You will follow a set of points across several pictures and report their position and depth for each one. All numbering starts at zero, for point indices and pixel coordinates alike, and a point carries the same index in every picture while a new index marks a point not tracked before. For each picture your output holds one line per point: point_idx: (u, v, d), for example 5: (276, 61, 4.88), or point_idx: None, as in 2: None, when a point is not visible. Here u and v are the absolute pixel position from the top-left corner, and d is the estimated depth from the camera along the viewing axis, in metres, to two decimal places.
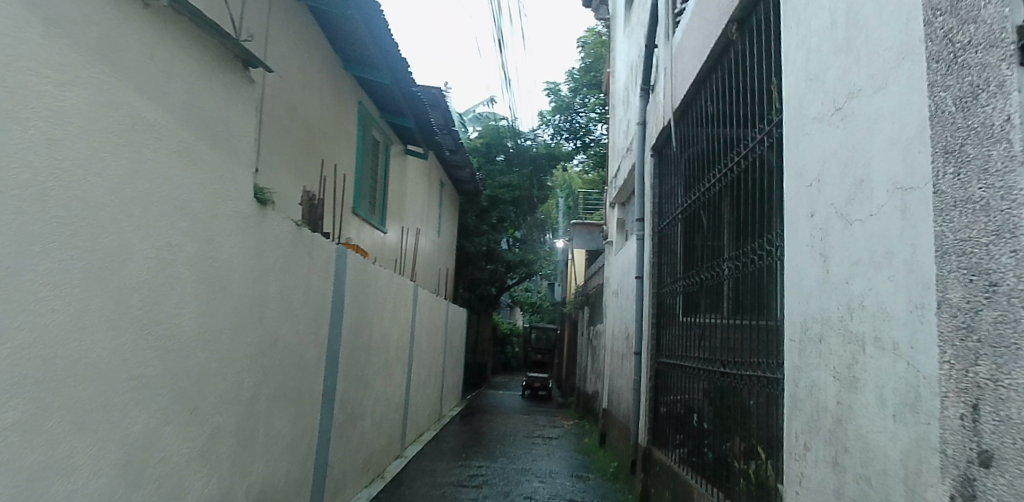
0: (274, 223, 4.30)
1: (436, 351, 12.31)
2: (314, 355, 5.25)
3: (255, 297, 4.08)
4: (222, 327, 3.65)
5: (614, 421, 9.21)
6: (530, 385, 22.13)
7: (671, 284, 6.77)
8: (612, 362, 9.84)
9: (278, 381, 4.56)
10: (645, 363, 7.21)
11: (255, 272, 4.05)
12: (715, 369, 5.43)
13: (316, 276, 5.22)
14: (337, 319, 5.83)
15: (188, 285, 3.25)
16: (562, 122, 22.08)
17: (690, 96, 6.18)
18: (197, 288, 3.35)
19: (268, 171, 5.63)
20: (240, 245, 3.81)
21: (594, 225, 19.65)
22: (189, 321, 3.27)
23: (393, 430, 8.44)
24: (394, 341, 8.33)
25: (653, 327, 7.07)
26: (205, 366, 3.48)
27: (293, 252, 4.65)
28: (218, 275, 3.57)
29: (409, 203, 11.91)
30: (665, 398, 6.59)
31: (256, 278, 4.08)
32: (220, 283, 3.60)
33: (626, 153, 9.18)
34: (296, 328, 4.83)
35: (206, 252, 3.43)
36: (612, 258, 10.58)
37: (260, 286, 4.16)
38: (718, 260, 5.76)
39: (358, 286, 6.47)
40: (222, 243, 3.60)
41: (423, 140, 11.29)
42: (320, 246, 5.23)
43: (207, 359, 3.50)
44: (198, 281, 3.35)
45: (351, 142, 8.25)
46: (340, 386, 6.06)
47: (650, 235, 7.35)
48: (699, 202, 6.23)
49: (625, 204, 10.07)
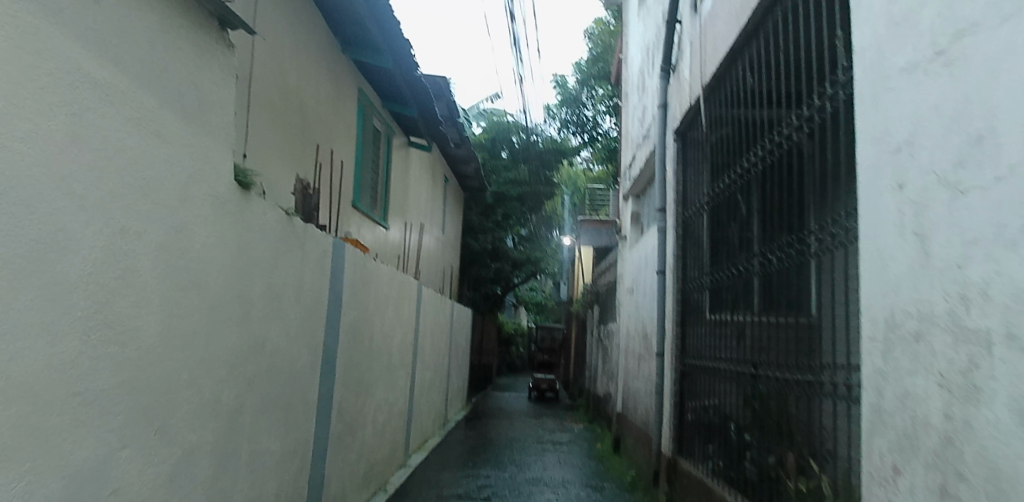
0: (260, 211, 3.77)
1: (441, 353, 11.80)
2: (307, 360, 4.73)
3: (236, 295, 3.56)
4: (195, 331, 3.13)
5: (630, 427, 8.68)
6: (537, 386, 21.61)
7: (697, 279, 6.25)
8: (626, 364, 9.33)
9: (266, 390, 4.05)
10: (667, 364, 6.69)
11: (237, 267, 3.53)
12: (751, 370, 4.93)
13: (312, 271, 4.71)
14: (335, 321, 5.31)
15: (153, 281, 2.74)
16: (569, 115, 21.56)
17: (719, 74, 5.67)
18: (164, 285, 2.83)
19: (256, 156, 5.11)
20: (216, 234, 3.28)
21: (604, 222, 18.96)
22: (153, 323, 2.76)
23: (396, 437, 7.93)
24: (398, 343, 7.82)
25: (676, 326, 6.55)
26: (176, 376, 2.97)
27: (283, 245, 4.14)
28: (190, 269, 3.06)
29: (412, 197, 11.38)
30: (692, 403, 6.06)
31: (238, 274, 3.56)
32: (193, 278, 3.09)
33: (642, 140, 8.66)
34: (287, 330, 4.32)
35: (174, 242, 2.91)
36: (626, 253, 10.07)
37: (243, 282, 3.64)
38: (752, 252, 5.25)
39: (357, 284, 5.96)
40: (195, 232, 3.08)
41: (427, 131, 10.76)
42: (315, 239, 4.71)
43: (177, 369, 2.98)
44: (164, 276, 2.83)
45: (351, 130, 7.73)
46: (338, 394, 5.55)
47: (673, 226, 6.83)
48: (728, 189, 5.71)
49: (641, 196, 9.54)
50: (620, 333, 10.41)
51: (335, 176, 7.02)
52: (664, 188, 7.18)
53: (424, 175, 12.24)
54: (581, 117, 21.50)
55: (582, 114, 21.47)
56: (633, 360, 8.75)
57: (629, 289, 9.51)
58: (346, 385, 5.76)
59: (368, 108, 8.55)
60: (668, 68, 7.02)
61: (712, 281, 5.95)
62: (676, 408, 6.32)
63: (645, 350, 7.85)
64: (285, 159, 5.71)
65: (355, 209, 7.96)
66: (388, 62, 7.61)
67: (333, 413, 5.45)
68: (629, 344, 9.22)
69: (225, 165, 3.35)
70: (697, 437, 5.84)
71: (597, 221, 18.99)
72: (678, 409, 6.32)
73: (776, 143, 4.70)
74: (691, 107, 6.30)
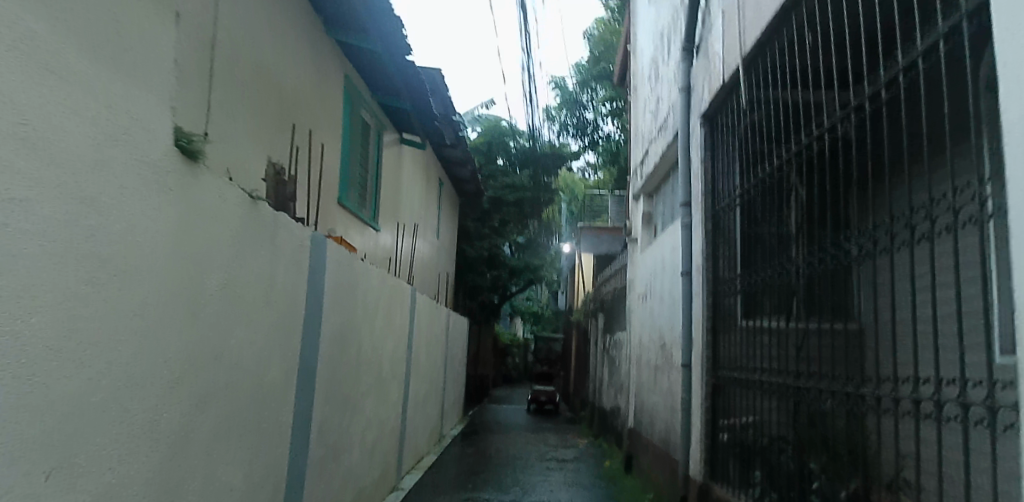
0: (214, 189, 3.00)
1: (436, 364, 11.01)
2: (278, 374, 3.94)
3: (180, 295, 2.78)
4: (120, 339, 2.36)
5: (646, 445, 7.91)
6: (536, 399, 20.85)
7: (730, 282, 5.50)
8: (640, 376, 8.56)
9: (224, 412, 3.27)
10: (695, 377, 5.91)
11: (181, 258, 2.76)
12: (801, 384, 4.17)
13: (285, 269, 3.92)
14: (314, 329, 4.51)
15: (53, 269, 1.98)
16: (569, 118, 20.86)
17: (759, 47, 4.95)
18: (69, 275, 2.06)
19: (217, 137, 4.33)
20: (151, 214, 2.52)
21: (603, 228, 18.26)
22: (53, 327, 1.99)
23: (386, 461, 7.09)
24: (389, 355, 7.04)
25: (706, 334, 5.77)
26: (88, 401, 2.18)
27: (248, 234, 3.36)
28: (112, 257, 2.29)
29: (405, 198, 10.61)
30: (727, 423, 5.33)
31: (184, 266, 2.80)
32: (117, 268, 2.33)
33: (656, 133, 7.99)
34: (251, 339, 3.53)
35: (88, 220, 2.15)
36: (637, 257, 9.33)
37: (191, 278, 2.86)
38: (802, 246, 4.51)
39: (343, 286, 5.19)
40: (118, 208, 2.32)
41: (421, 126, 10.01)
42: (289, 229, 3.93)
43: (90, 388, 2.21)
44: (71, 262, 2.07)
45: (336, 118, 6.97)
46: (320, 413, 4.76)
47: (701, 220, 6.07)
48: (767, 179, 4.99)
49: (654, 195, 8.82)
50: (629, 342, 9.68)
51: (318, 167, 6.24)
52: (690, 180, 6.44)
53: (419, 176, 11.50)
54: (581, 120, 20.78)
55: (584, 117, 20.74)
56: (648, 373, 8.00)
57: (642, 295, 8.78)
58: (328, 403, 4.95)
59: (356, 98, 7.80)
60: (691, 48, 6.31)
61: (749, 281, 5.20)
62: (707, 427, 5.55)
63: (665, 362, 7.09)
64: (256, 143, 4.93)
65: (342, 206, 7.19)
66: (377, 45, 6.85)
67: (312, 438, 4.63)
68: (642, 355, 8.48)
69: (164, 127, 2.57)
70: (734, 461, 5.10)
71: (598, 228, 18.32)
72: (710, 428, 5.55)
73: (834, 124, 3.99)
74: (722, 87, 5.56)
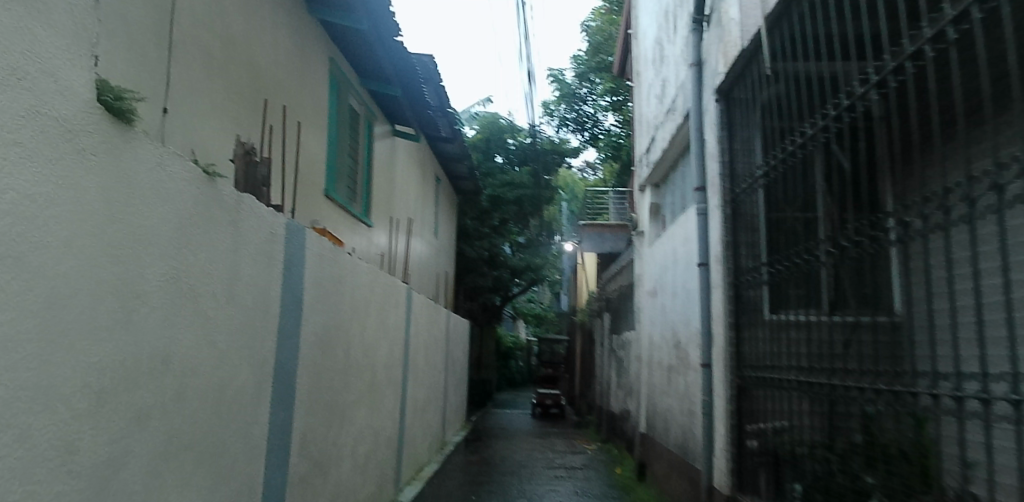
0: (153, 160, 2.49)
1: (436, 368, 10.50)
2: (249, 380, 3.43)
3: (116, 283, 2.28)
4: (44, 334, 1.88)
5: (660, 450, 7.38)
6: (541, 403, 20.33)
7: (752, 273, 4.96)
8: (651, 377, 8.04)
9: (181, 426, 2.75)
10: (717, 379, 5.37)
11: (114, 238, 2.25)
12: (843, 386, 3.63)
13: (251, 262, 3.40)
14: (292, 330, 3.99)
15: None
16: (568, 112, 20.27)
17: (780, 9, 4.39)
18: None
19: (174, 113, 3.82)
20: (73, 180, 2.01)
21: (606, 225, 17.74)
22: None
23: (382, 473, 6.56)
24: (383, 359, 6.52)
25: (728, 330, 5.23)
26: None
27: (200, 217, 2.85)
28: (32, 233, 1.81)
29: (399, 193, 10.11)
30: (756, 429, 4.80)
31: (120, 247, 2.29)
32: (37, 248, 1.84)
33: (663, 117, 7.47)
34: (211, 341, 3.00)
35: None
36: (645, 250, 8.81)
37: (130, 264, 2.35)
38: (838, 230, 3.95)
39: (326, 282, 4.67)
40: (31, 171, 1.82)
41: (414, 117, 9.50)
42: (253, 215, 3.41)
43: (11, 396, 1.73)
44: None
45: (317, 103, 6.46)
46: (302, 423, 4.24)
47: (718, 206, 5.52)
48: (792, 158, 4.45)
49: (661, 184, 8.30)
50: (638, 341, 9.15)
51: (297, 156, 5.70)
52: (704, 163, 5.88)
53: (413, 170, 11.00)
54: (581, 114, 20.16)
55: (583, 111, 20.11)
56: (661, 374, 7.48)
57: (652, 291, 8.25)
58: (312, 413, 4.42)
59: (342, 83, 7.29)
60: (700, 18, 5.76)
61: (773, 271, 4.67)
62: (733, 433, 5.02)
63: (679, 362, 6.58)
64: (223, 122, 4.41)
65: (327, 198, 6.68)
66: (363, 24, 6.34)
67: (294, 453, 4.10)
68: (654, 355, 7.96)
69: (85, 79, 2.09)
70: (766, 472, 4.59)
71: (600, 226, 17.72)
72: (735, 435, 5.02)
73: (869, 91, 3.46)
74: (738, 58, 5.01)
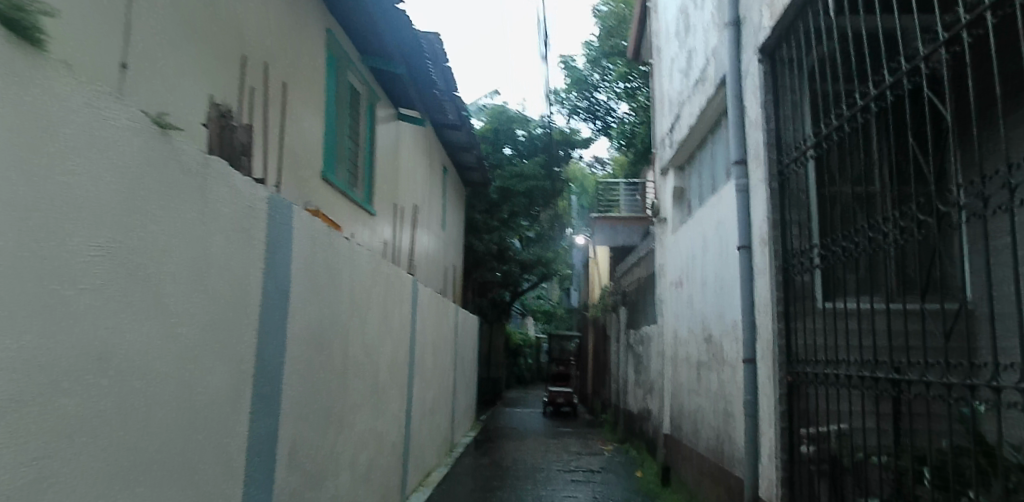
0: (84, 98, 1.90)
1: (444, 367, 9.92)
2: (226, 382, 2.85)
3: (36, 253, 1.69)
4: None
5: (689, 453, 6.77)
6: (552, 400, 19.77)
7: (804, 254, 4.26)
8: (678, 375, 7.43)
9: (133, 439, 2.17)
10: (762, 376, 4.66)
11: (31, 189, 1.67)
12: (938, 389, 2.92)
13: (222, 242, 2.81)
14: (279, 324, 3.41)
15: None
16: (580, 100, 19.61)
17: None
18: None
19: (136, 68, 3.29)
20: None
21: (618, 218, 17.09)
22: None
23: (386, 482, 5.99)
24: (387, 357, 5.94)
25: (775, 321, 4.50)
26: None
27: (149, 179, 2.26)
28: None
29: (404, 181, 9.54)
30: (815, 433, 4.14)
31: (38, 202, 1.70)
32: None
33: (689, 91, 6.84)
34: (171, 336, 2.41)
35: None
36: (667, 238, 8.18)
37: (55, 229, 1.77)
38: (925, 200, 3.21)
39: (321, 271, 4.10)
40: None
41: (418, 99, 8.92)
42: (224, 183, 2.83)
43: None
44: None
45: (311, 75, 5.86)
46: (293, 431, 3.66)
47: (760, 179, 4.77)
48: (858, 119, 3.74)
49: (685, 166, 7.69)
50: (660, 336, 8.54)
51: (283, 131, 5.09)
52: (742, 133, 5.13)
53: (418, 157, 10.42)
54: (592, 102, 19.45)
55: (595, 99, 19.35)
56: (689, 372, 6.90)
57: (676, 282, 7.64)
58: (304, 420, 3.84)
59: (340, 58, 6.74)
60: None
61: (836, 252, 3.94)
62: (783, 437, 4.33)
63: (712, 357, 5.96)
64: (196, 83, 3.85)
65: (325, 182, 6.11)
66: None
67: (283, 468, 3.52)
68: (680, 350, 7.38)
69: None
70: (829, 483, 3.90)
71: (613, 218, 17.10)
72: (786, 440, 4.33)
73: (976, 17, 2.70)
74: (787, 6, 4.25)
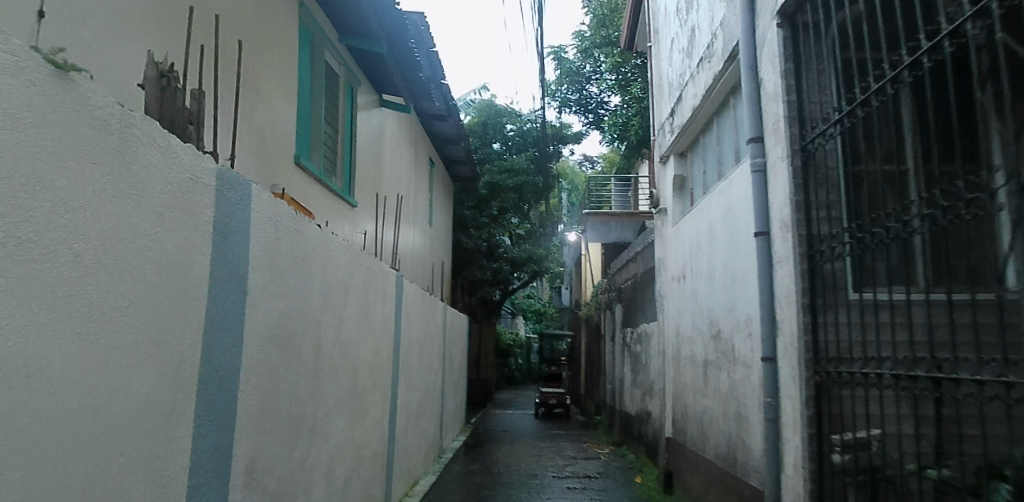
0: None
1: (431, 368, 9.44)
2: (165, 390, 2.35)
3: None
4: None
5: (694, 458, 6.35)
6: (544, 402, 19.35)
7: (828, 240, 3.79)
8: (681, 376, 7.01)
9: (32, 461, 1.67)
10: (786, 377, 4.18)
11: None
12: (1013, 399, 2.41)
13: (153, 219, 2.28)
14: (235, 319, 2.91)
15: None
16: (570, 93, 19.29)
17: None
18: None
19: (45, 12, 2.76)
20: None
21: (609, 214, 16.67)
22: None
23: (367, 496, 5.48)
24: (368, 359, 5.46)
25: (801, 316, 4.00)
26: None
27: (43, 133, 1.73)
28: None
29: (388, 172, 9.02)
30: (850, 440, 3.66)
31: None
32: None
33: (693, 70, 6.36)
34: (81, 333, 1.89)
35: None
36: (669, 229, 7.72)
37: None
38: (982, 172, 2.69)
39: (288, 262, 3.59)
40: None
41: (402, 83, 8.40)
42: (155, 148, 2.29)
43: None
44: None
45: (279, 48, 5.28)
46: (254, 443, 3.16)
47: (781, 157, 4.27)
48: (889, 89, 3.28)
49: (687, 152, 7.24)
50: (660, 333, 8.10)
51: (242, 106, 4.55)
52: (759, 107, 4.62)
53: (404, 147, 9.90)
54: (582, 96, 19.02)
55: (586, 92, 19.21)
56: (695, 372, 6.44)
57: (678, 277, 7.19)
58: (266, 432, 3.32)
59: (315, 34, 6.19)
60: None
61: (869, 237, 3.43)
62: (812, 444, 3.86)
63: (721, 356, 5.51)
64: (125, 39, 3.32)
65: (298, 166, 5.65)
66: None
67: (238, 491, 2.99)
68: (683, 349, 6.94)
69: None
70: (866, 497, 3.44)
71: (604, 214, 16.69)
72: (815, 449, 3.86)
73: None
74: None
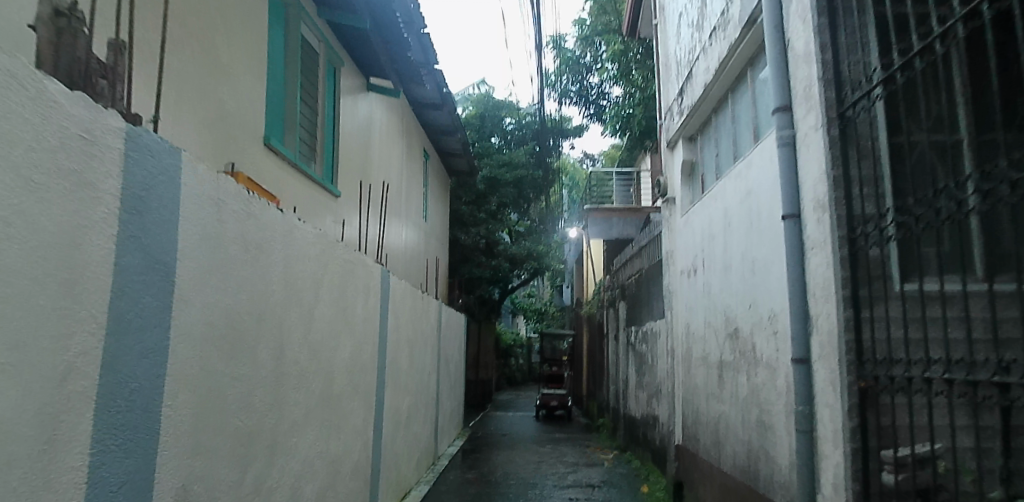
0: None
1: (424, 370, 8.89)
2: (50, 409, 1.80)
3: None
4: None
5: (708, 469, 5.80)
6: (546, 404, 18.76)
7: (873, 222, 3.22)
8: (692, 378, 6.46)
9: None
10: (822, 380, 3.62)
11: None
12: None
13: (31, 186, 1.73)
14: (159, 318, 2.36)
15: None
16: (570, 84, 18.76)
17: None
18: None
19: None
20: None
21: (612, 209, 16.12)
22: None
23: None
24: (347, 362, 4.92)
25: (840, 310, 3.43)
26: None
27: None
28: None
29: (377, 162, 8.48)
30: (906, 456, 3.10)
31: None
32: None
33: (705, 42, 5.80)
34: None
35: None
36: (678, 219, 7.16)
37: None
38: None
39: (237, 251, 3.04)
40: None
41: (390, 64, 7.85)
42: (32, 94, 1.73)
43: None
44: None
45: (243, 16, 4.71)
46: (190, 467, 2.62)
47: (815, 127, 3.68)
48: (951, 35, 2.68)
49: (697, 135, 6.68)
50: (667, 331, 7.55)
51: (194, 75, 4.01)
52: (788, 72, 4.04)
53: (394, 136, 9.36)
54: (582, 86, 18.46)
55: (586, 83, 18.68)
56: (708, 375, 5.88)
57: (689, 271, 6.63)
58: (204, 454, 2.75)
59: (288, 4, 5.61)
60: None
61: (925, 216, 2.85)
62: (857, 460, 3.30)
63: (740, 356, 4.96)
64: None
65: (268, 149, 5.11)
66: None
67: None
68: (695, 349, 6.37)
69: None
70: None
71: (607, 210, 16.15)
72: (860, 466, 3.30)
73: None
74: None
